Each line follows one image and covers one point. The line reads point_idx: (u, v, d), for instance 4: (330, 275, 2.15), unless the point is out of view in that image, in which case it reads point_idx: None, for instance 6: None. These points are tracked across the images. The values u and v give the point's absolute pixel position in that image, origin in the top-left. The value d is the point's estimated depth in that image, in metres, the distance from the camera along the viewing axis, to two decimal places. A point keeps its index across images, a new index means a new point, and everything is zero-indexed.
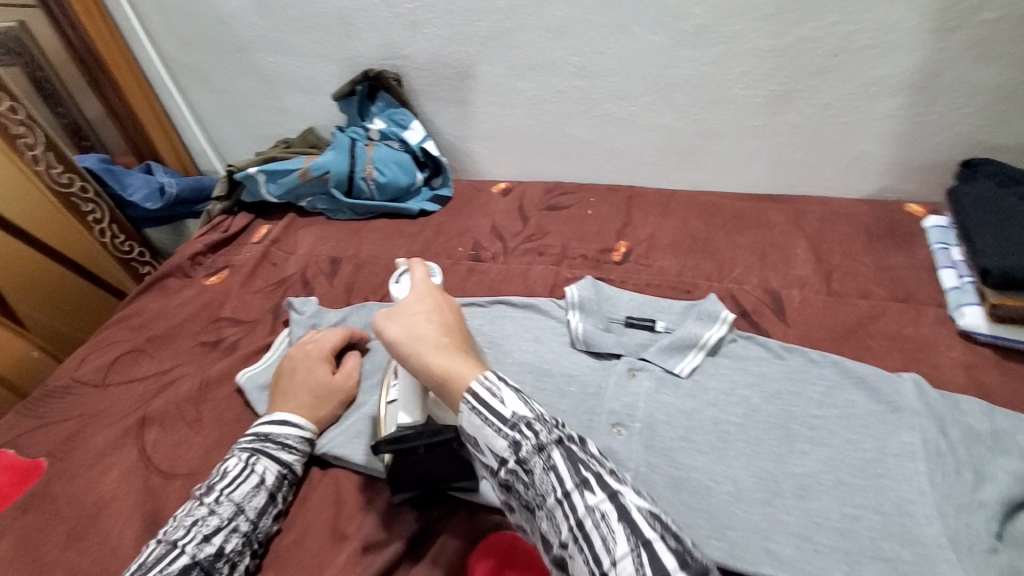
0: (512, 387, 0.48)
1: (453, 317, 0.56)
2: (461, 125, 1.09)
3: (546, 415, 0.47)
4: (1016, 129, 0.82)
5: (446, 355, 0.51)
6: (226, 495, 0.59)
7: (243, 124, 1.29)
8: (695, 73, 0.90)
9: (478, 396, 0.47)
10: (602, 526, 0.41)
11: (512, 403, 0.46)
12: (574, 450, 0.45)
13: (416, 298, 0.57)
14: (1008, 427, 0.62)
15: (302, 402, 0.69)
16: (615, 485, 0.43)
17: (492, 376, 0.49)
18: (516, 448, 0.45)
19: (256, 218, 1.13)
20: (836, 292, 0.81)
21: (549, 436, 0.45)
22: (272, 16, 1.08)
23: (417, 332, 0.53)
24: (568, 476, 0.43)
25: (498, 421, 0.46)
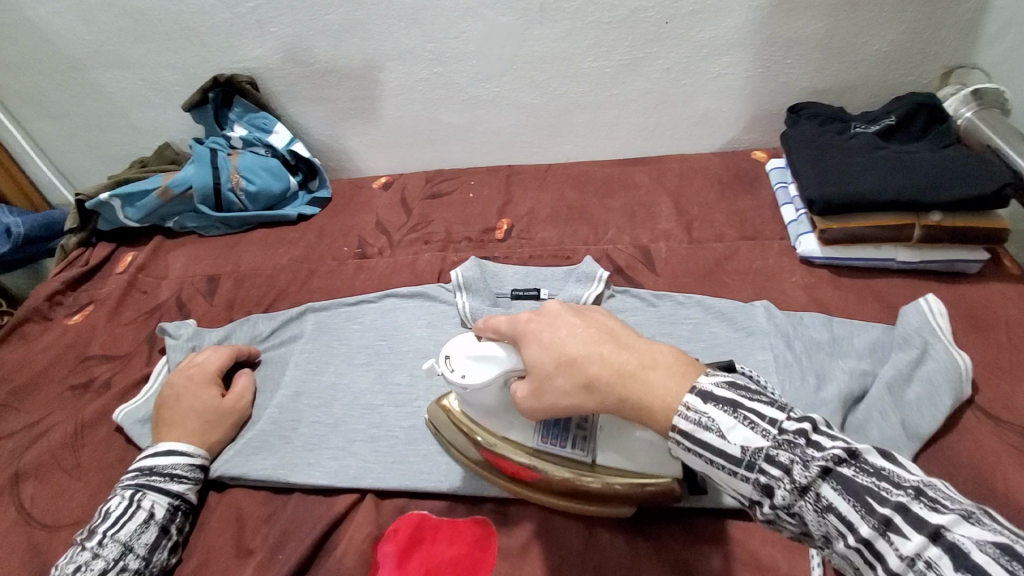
0: (726, 409, 0.42)
1: (596, 329, 0.48)
2: (330, 123, 1.07)
3: (789, 438, 0.40)
4: (824, 76, 0.94)
5: (638, 381, 0.45)
6: (109, 535, 0.56)
7: (90, 148, 1.18)
8: (547, 50, 0.93)
9: (689, 436, 0.42)
10: (927, 574, 0.33)
11: (736, 435, 0.41)
12: (848, 475, 0.37)
13: (537, 345, 0.49)
14: (843, 332, 0.71)
15: (187, 428, 0.66)
16: (930, 515, 0.34)
17: (694, 405, 0.43)
18: (771, 492, 0.40)
19: (119, 247, 1.05)
20: (696, 239, 0.89)
21: (804, 472, 0.38)
22: (100, 27, 1.00)
23: (586, 388, 0.46)
24: (857, 516, 0.36)
25: (731, 465, 0.41)
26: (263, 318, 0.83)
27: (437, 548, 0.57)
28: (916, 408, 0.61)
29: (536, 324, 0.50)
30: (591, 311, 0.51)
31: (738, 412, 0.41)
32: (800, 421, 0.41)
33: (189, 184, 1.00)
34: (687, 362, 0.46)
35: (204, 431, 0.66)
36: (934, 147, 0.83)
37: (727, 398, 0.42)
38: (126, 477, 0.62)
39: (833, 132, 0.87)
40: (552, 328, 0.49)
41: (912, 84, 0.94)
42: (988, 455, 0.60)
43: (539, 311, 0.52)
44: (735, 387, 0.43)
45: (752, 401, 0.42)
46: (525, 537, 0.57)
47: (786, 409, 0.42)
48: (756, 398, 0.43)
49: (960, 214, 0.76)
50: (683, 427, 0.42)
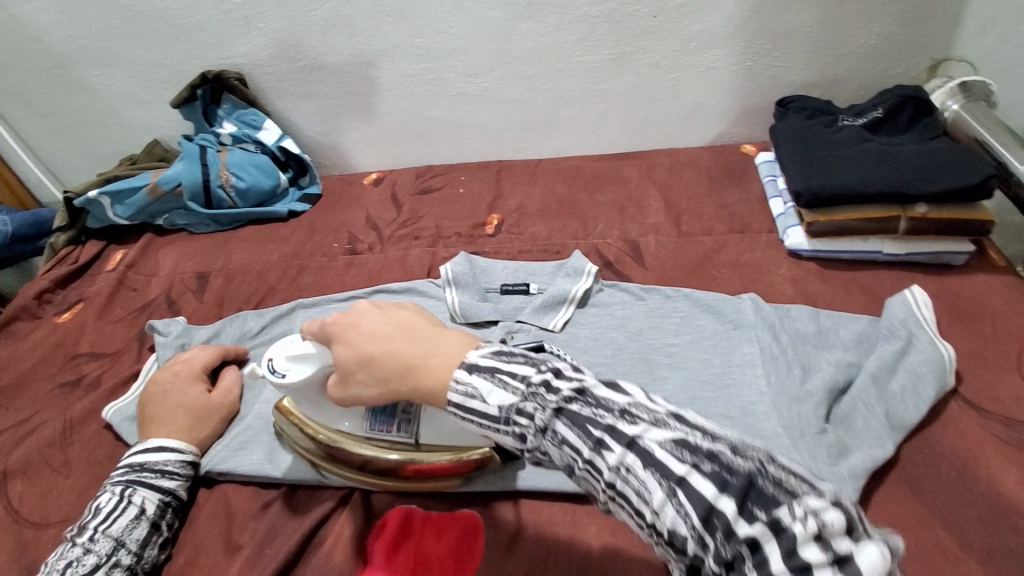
0: (486, 376, 0.44)
1: (393, 322, 0.50)
2: (320, 120, 1.07)
3: (533, 389, 0.42)
4: (812, 69, 0.94)
5: (421, 364, 0.47)
6: (101, 530, 0.56)
7: (79, 146, 1.18)
8: (535, 44, 0.93)
9: (460, 406, 0.44)
10: (631, 479, 0.37)
11: (495, 397, 0.43)
12: (575, 411, 0.40)
13: (341, 343, 0.51)
14: (830, 324, 0.72)
15: (174, 425, 0.66)
16: (630, 429, 0.38)
17: (462, 378, 0.45)
18: (524, 438, 0.43)
19: (109, 245, 1.05)
20: (685, 233, 0.89)
21: (544, 413, 0.41)
22: (87, 24, 0.99)
23: (383, 377, 0.48)
24: (581, 443, 0.39)
25: (487, 420, 0.43)
26: (254, 314, 0.83)
27: (424, 542, 0.58)
28: (900, 399, 0.62)
29: (342, 324, 0.52)
30: (396, 305, 0.53)
31: (496, 376, 0.44)
32: (567, 377, 0.42)
33: (178, 181, 1.00)
34: (467, 341, 0.48)
35: (192, 427, 0.67)
36: (919, 139, 0.83)
37: (487, 366, 0.45)
38: (116, 474, 0.62)
39: (820, 125, 0.88)
40: (354, 326, 0.51)
41: (899, 76, 0.94)
42: (971, 444, 0.60)
43: (347, 311, 0.53)
44: (496, 355, 0.46)
45: (508, 363, 0.45)
46: (512, 530, 0.58)
47: (535, 362, 0.45)
48: (515, 359, 0.45)
49: (945, 206, 0.76)
50: (454, 400, 0.45)
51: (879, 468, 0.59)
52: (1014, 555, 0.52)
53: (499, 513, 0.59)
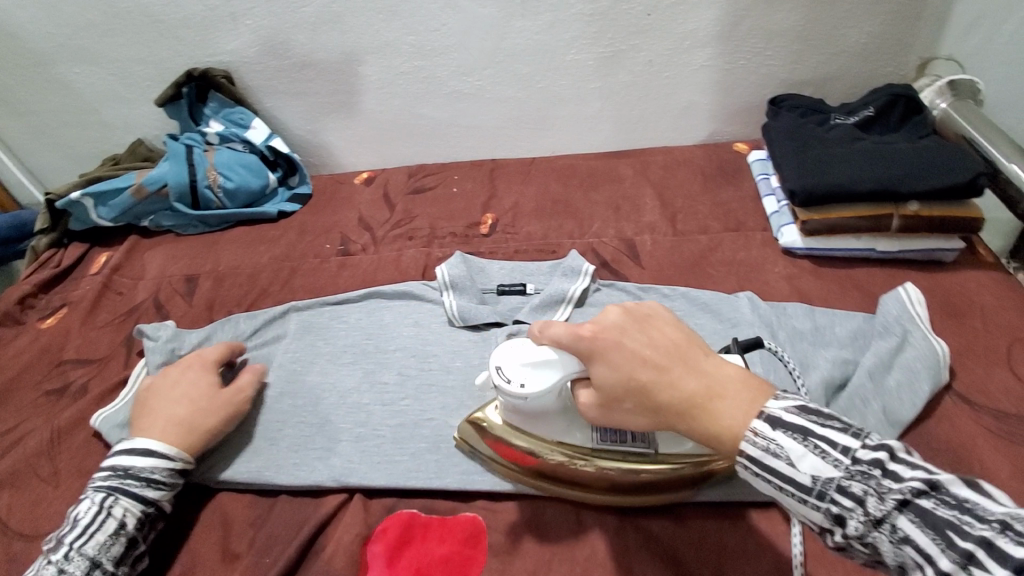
0: (795, 437, 0.40)
1: (660, 347, 0.45)
2: (309, 118, 1.05)
3: (860, 468, 0.38)
4: (804, 68, 0.95)
5: (719, 403, 0.42)
6: (76, 548, 0.53)
7: (59, 146, 1.15)
8: (528, 43, 0.93)
9: (755, 461, 0.40)
10: None
11: (808, 464, 0.39)
12: (929, 508, 0.35)
13: (604, 361, 0.45)
14: (826, 322, 0.72)
15: (172, 419, 0.63)
16: (1017, 550, 0.31)
17: (762, 431, 0.40)
18: (842, 521, 0.38)
19: (93, 247, 1.03)
20: (681, 231, 0.89)
21: (877, 502, 0.36)
22: (67, 20, 0.96)
23: (666, 409, 0.43)
24: (936, 549, 0.34)
25: (798, 491, 0.40)
26: (246, 317, 0.81)
27: (427, 547, 0.57)
28: (897, 395, 0.63)
29: (607, 340, 0.46)
30: (645, 316, 0.47)
31: (808, 439, 0.39)
32: (883, 454, 0.38)
33: (164, 181, 0.97)
34: (758, 386, 0.43)
35: (190, 421, 0.63)
36: (910, 137, 0.84)
37: (797, 425, 0.40)
38: (96, 480, 0.58)
39: (813, 123, 0.88)
40: (620, 345, 0.45)
41: (889, 75, 0.95)
42: (966, 438, 0.61)
43: (597, 320, 0.47)
44: (804, 412, 0.41)
45: (824, 427, 0.40)
46: (516, 533, 0.58)
47: (860, 434, 0.39)
48: (831, 423, 0.40)
49: (936, 204, 0.77)
50: (751, 453, 0.40)
51: None
52: None
53: (503, 515, 0.59)
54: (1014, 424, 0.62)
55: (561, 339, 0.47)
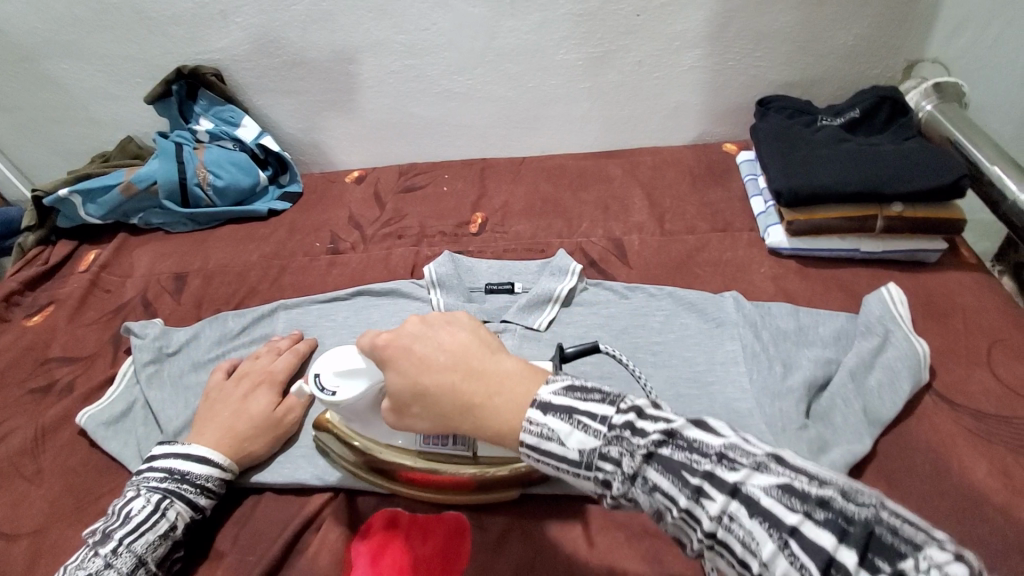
0: (564, 417, 0.44)
1: (449, 355, 0.48)
2: (300, 116, 1.05)
3: (616, 433, 0.42)
4: (791, 69, 0.95)
5: (484, 404, 0.46)
6: (125, 544, 0.54)
7: (48, 142, 1.14)
8: (518, 42, 0.93)
9: (535, 447, 0.44)
10: (737, 529, 0.37)
11: (574, 440, 0.43)
12: (667, 455, 0.40)
13: (396, 371, 0.48)
14: (810, 322, 0.73)
15: (224, 434, 0.63)
16: (731, 475, 0.38)
17: (536, 418, 0.44)
18: (608, 483, 0.42)
19: (81, 244, 1.02)
20: (668, 231, 0.90)
21: (633, 461, 0.41)
22: (57, 17, 0.96)
23: (442, 412, 0.47)
24: (676, 490, 0.39)
25: (571, 466, 0.43)
26: (234, 315, 0.81)
27: (411, 545, 0.57)
28: (877, 394, 0.64)
29: (399, 350, 0.49)
30: (438, 325, 0.50)
31: (573, 417, 0.43)
32: (630, 414, 0.43)
33: (154, 179, 0.97)
34: (534, 373, 0.47)
35: (240, 441, 0.63)
36: (896, 139, 0.85)
37: (563, 405, 0.44)
38: (153, 476, 0.59)
39: (800, 125, 0.89)
40: (411, 353, 0.48)
41: (876, 77, 0.96)
42: (944, 437, 0.62)
43: (399, 330, 0.50)
44: (570, 391, 0.45)
45: (585, 402, 0.44)
46: (498, 530, 0.58)
47: (613, 401, 0.44)
48: (591, 396, 0.44)
49: (920, 205, 0.78)
50: (529, 441, 0.44)
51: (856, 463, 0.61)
52: (983, 544, 0.54)
53: (486, 513, 0.60)
54: (991, 424, 0.63)
55: (370, 350, 0.51)
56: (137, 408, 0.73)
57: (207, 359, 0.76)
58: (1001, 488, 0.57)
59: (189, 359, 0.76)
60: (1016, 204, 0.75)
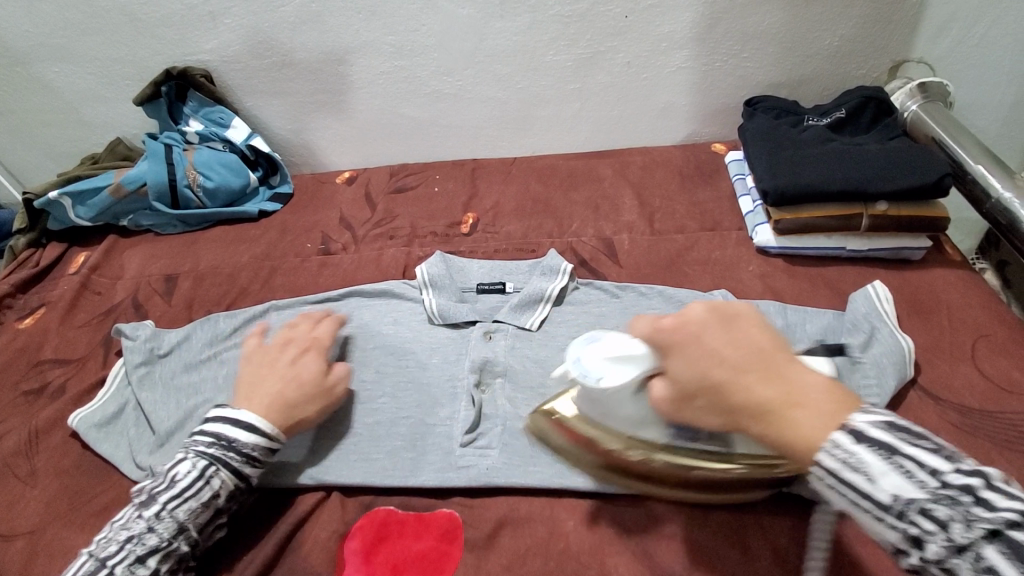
0: (877, 452, 0.40)
1: (761, 346, 0.45)
2: (291, 118, 1.05)
3: (947, 493, 0.38)
4: (779, 70, 0.97)
5: (792, 418, 0.42)
6: (167, 510, 0.55)
7: (37, 145, 1.13)
8: (507, 43, 0.93)
9: (840, 476, 0.41)
10: None
11: (890, 483, 0.39)
12: (1019, 541, 0.36)
13: (681, 355, 0.46)
14: (798, 319, 0.74)
15: (272, 399, 0.62)
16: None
17: (843, 443, 0.41)
18: (920, 543, 0.38)
19: (71, 246, 1.02)
20: (658, 231, 0.91)
21: (965, 532, 0.37)
22: (44, 18, 0.96)
23: (728, 410, 0.44)
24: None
25: (879, 509, 0.40)
26: (226, 316, 0.81)
27: (404, 543, 0.58)
28: (864, 389, 0.65)
29: (692, 339, 0.45)
30: (732, 313, 0.47)
31: (894, 458, 0.40)
32: (969, 475, 0.38)
33: (143, 181, 0.97)
34: (845, 398, 0.43)
35: (289, 405, 0.63)
36: (881, 138, 0.86)
37: (884, 440, 0.40)
38: (201, 440, 0.59)
39: (787, 125, 0.90)
40: (700, 341, 0.45)
41: (862, 77, 0.97)
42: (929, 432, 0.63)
43: (682, 315, 0.47)
44: (892, 428, 0.41)
45: (909, 442, 0.40)
46: (491, 527, 0.59)
47: (950, 455, 0.39)
48: (921, 442, 0.40)
49: (905, 203, 0.79)
50: (829, 466, 0.41)
51: None
52: None
53: (478, 511, 0.60)
54: (976, 419, 0.64)
55: (653, 337, 0.47)
56: (129, 410, 0.73)
57: (198, 360, 0.76)
58: None
59: (180, 360, 0.76)
60: (999, 203, 0.77)
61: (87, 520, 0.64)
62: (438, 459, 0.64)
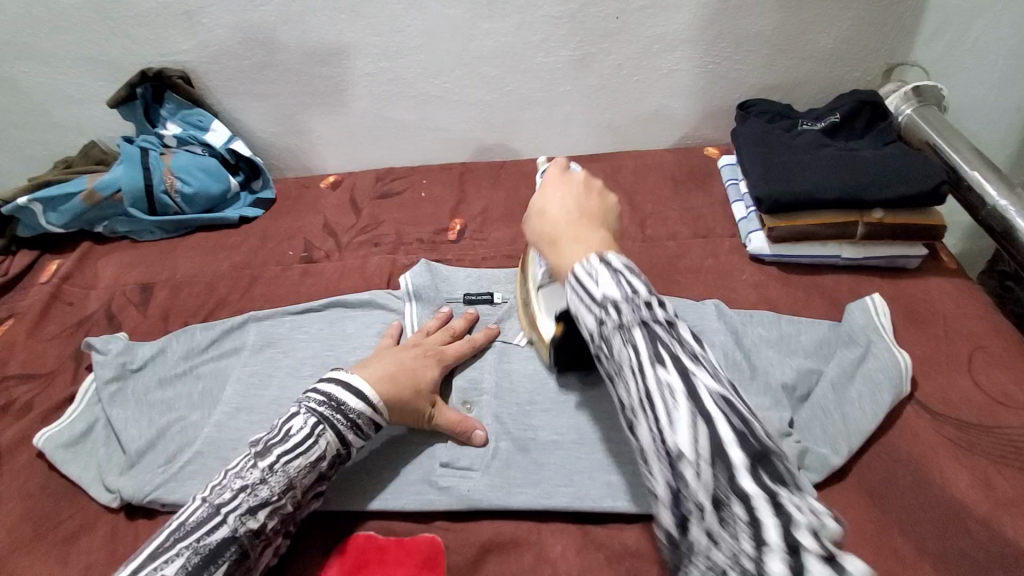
0: (609, 272, 0.44)
1: (585, 205, 0.52)
2: (273, 120, 1.02)
3: (635, 298, 0.42)
4: (772, 73, 0.95)
5: (563, 242, 0.49)
6: (281, 464, 0.53)
7: (7, 148, 1.09)
8: (495, 44, 0.91)
9: (579, 281, 0.45)
10: (669, 401, 0.37)
11: (604, 289, 0.43)
12: (658, 331, 0.40)
13: (542, 193, 0.54)
14: (793, 329, 0.72)
15: (386, 376, 0.61)
16: (695, 369, 0.39)
17: (592, 263, 0.45)
18: (602, 325, 0.43)
19: (43, 254, 0.99)
20: (649, 237, 0.89)
21: (632, 316, 0.41)
22: (12, 17, 0.92)
23: (543, 222, 0.52)
24: (648, 353, 0.39)
25: (589, 302, 0.43)
26: (201, 326, 0.79)
27: (385, 570, 0.56)
28: (858, 405, 0.63)
29: (555, 178, 0.56)
30: (600, 191, 0.55)
31: (620, 275, 0.43)
32: (663, 302, 0.42)
33: (118, 186, 0.94)
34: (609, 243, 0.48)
35: (399, 391, 0.60)
36: (875, 144, 0.85)
37: (619, 266, 0.44)
38: (312, 397, 0.57)
39: (780, 129, 0.88)
40: (558, 189, 0.54)
41: (856, 80, 0.95)
42: (925, 448, 0.61)
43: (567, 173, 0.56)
44: (628, 269, 0.44)
45: (631, 274, 0.43)
46: (475, 552, 0.56)
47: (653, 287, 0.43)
48: (639, 279, 0.43)
49: (899, 211, 0.78)
50: (577, 274, 0.45)
51: (832, 474, 0.61)
52: (964, 559, 0.53)
53: (462, 535, 0.58)
54: (973, 434, 0.62)
55: (545, 173, 0.58)
56: (99, 428, 0.70)
57: (174, 374, 0.73)
58: (983, 500, 0.57)
59: (155, 375, 0.73)
60: (995, 209, 0.75)
61: (53, 547, 0.61)
62: (419, 481, 0.61)
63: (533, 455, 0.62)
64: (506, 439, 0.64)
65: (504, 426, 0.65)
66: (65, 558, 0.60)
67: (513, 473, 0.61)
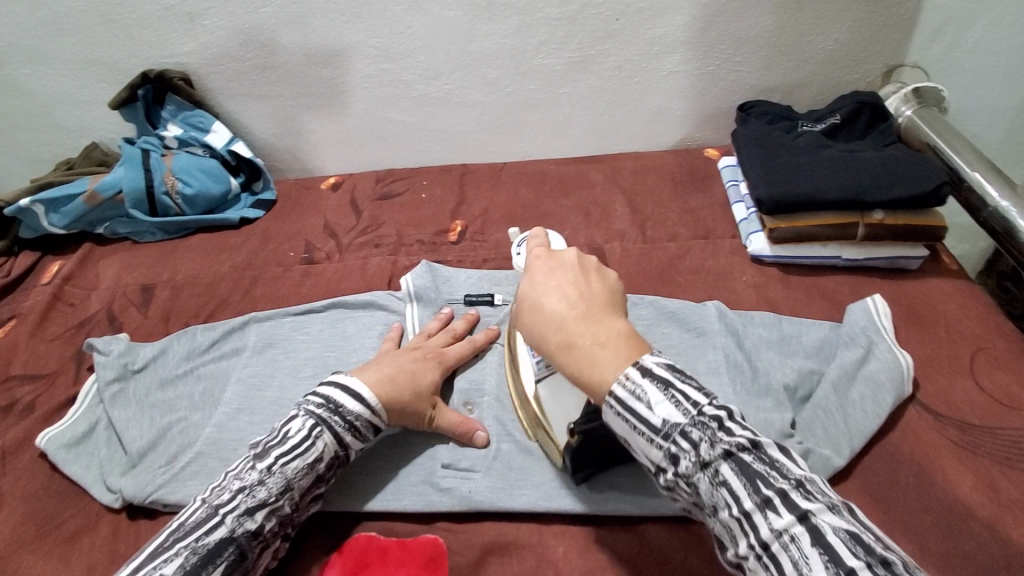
0: (659, 385, 0.42)
1: (587, 293, 0.47)
2: (274, 121, 1.02)
3: (703, 420, 0.42)
4: (773, 75, 0.95)
5: (584, 352, 0.44)
6: (279, 465, 0.53)
7: (8, 149, 1.10)
8: (496, 46, 0.91)
9: (623, 403, 0.42)
10: (791, 551, 0.37)
11: (662, 410, 0.42)
12: (748, 461, 0.40)
13: (534, 280, 0.49)
14: (794, 330, 0.72)
15: (385, 379, 0.61)
16: (805, 503, 0.38)
17: (632, 376, 0.43)
18: (675, 462, 0.42)
19: (44, 255, 0.99)
20: (650, 238, 0.89)
21: (711, 451, 0.41)
22: (14, 19, 0.92)
23: (545, 324, 0.46)
24: (745, 494, 0.39)
25: (650, 431, 0.42)
26: (203, 327, 0.79)
27: (387, 571, 0.55)
28: (860, 406, 0.63)
29: (543, 263, 0.50)
30: (598, 269, 0.49)
31: (670, 390, 0.42)
32: (717, 408, 0.42)
33: (120, 187, 0.94)
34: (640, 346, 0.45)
35: (398, 394, 0.60)
36: (876, 146, 0.85)
37: (663, 375, 0.43)
38: (312, 400, 0.58)
39: (780, 131, 0.88)
40: (553, 278, 0.48)
41: (856, 82, 0.95)
42: (927, 449, 0.61)
43: (556, 254, 0.50)
44: (673, 368, 0.43)
45: (682, 381, 0.43)
46: (476, 554, 0.56)
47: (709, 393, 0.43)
48: (689, 381, 0.43)
49: (900, 212, 0.78)
50: (618, 395, 0.43)
51: (834, 475, 0.60)
52: (969, 561, 0.53)
53: (463, 536, 0.58)
54: (975, 435, 0.62)
55: (528, 257, 0.52)
56: (100, 430, 0.70)
57: (175, 375, 0.73)
58: (985, 501, 0.57)
59: (157, 375, 0.73)
60: (997, 211, 0.75)
61: (55, 548, 0.61)
62: (420, 482, 0.61)
63: (535, 456, 0.62)
64: (507, 440, 0.64)
65: (505, 427, 0.65)
66: (67, 558, 0.60)
67: (515, 474, 0.61)
